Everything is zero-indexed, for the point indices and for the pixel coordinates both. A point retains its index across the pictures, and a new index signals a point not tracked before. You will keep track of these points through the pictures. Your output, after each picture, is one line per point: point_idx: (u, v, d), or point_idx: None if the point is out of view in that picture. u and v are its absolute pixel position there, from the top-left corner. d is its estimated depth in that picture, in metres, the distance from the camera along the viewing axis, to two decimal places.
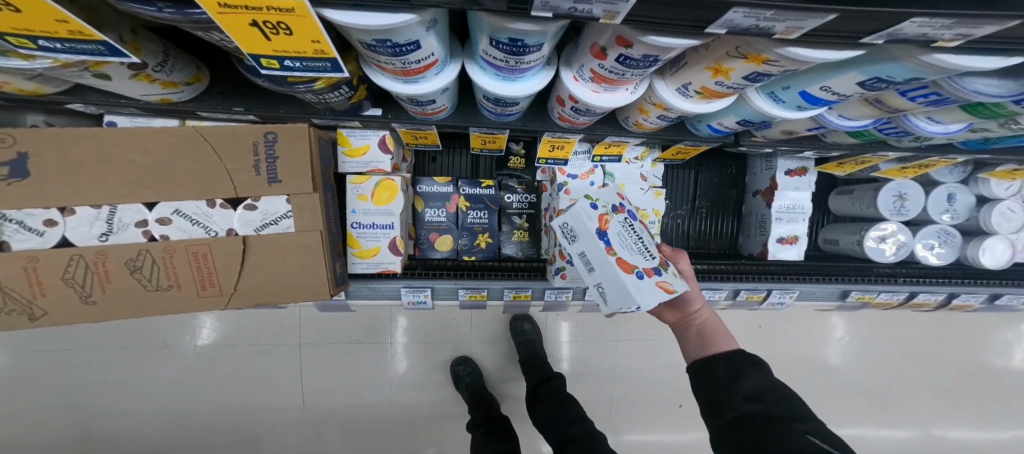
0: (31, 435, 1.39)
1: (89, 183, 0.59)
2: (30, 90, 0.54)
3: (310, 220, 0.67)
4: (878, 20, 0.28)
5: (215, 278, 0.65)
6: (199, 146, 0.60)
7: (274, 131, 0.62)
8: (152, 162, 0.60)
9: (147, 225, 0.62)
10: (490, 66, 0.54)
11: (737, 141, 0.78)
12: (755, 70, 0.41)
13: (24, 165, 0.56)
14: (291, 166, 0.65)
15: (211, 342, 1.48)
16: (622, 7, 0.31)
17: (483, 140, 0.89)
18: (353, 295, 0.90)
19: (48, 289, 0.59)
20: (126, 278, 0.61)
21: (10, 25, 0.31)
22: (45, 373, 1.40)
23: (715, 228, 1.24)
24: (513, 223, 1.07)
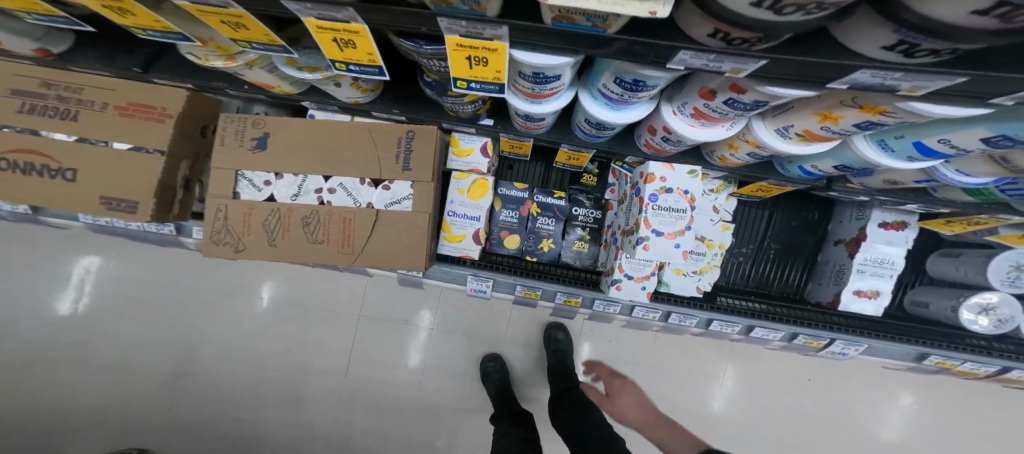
0: (151, 341, 1.72)
1: (294, 157, 0.81)
2: (286, 92, 0.77)
3: (424, 204, 0.82)
4: (1007, 85, 0.33)
5: (352, 239, 0.82)
6: (363, 136, 0.82)
7: (414, 130, 0.82)
8: (333, 146, 0.82)
9: (321, 192, 0.82)
10: (603, 97, 0.62)
11: (828, 185, 0.80)
12: (868, 119, 0.46)
13: (264, 141, 0.81)
14: (421, 158, 0.82)
15: (298, 295, 1.74)
16: (751, 65, 0.39)
17: (568, 156, 0.96)
18: (429, 274, 1.04)
19: (249, 230, 0.80)
20: (299, 230, 0.81)
21: (345, 57, 0.49)
22: (171, 294, 1.74)
23: (782, 272, 1.21)
24: (574, 234, 1.09)
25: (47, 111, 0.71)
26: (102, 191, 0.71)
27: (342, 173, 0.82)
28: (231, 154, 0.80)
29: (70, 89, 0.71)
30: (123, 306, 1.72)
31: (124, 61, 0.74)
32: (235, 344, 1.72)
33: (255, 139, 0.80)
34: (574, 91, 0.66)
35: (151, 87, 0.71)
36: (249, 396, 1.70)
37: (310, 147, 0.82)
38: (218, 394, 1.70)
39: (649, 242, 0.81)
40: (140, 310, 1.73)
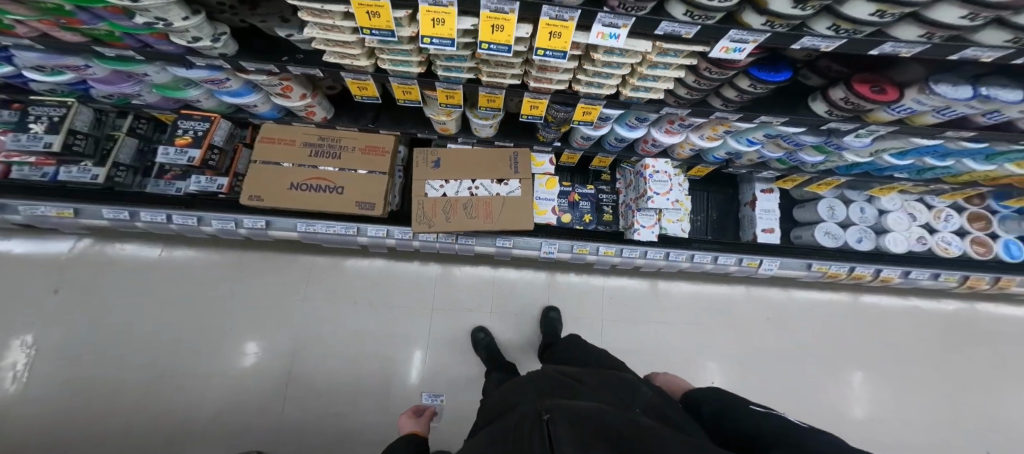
0: (242, 348, 1.96)
1: (455, 169, 1.46)
2: (449, 131, 1.42)
3: (527, 190, 1.47)
4: (752, 114, 1.10)
5: (490, 213, 1.43)
6: (491, 155, 1.48)
7: (518, 152, 1.50)
8: (475, 161, 1.47)
9: (471, 188, 1.45)
10: (628, 125, 1.36)
11: (727, 165, 1.58)
12: (727, 128, 1.25)
13: (439, 161, 1.46)
14: (524, 165, 1.49)
15: (376, 297, 2.12)
16: (683, 111, 1.14)
17: (600, 161, 1.69)
18: (517, 245, 1.66)
19: (436, 213, 1.41)
20: (462, 211, 1.43)
21: (531, 111, 1.22)
22: (268, 305, 2.05)
23: (723, 226, 1.96)
24: (603, 211, 1.72)
25: (324, 155, 1.33)
26: (359, 200, 1.32)
27: (482, 177, 1.46)
28: (422, 171, 1.44)
29: (333, 144, 1.34)
30: (225, 320, 2.00)
31: (363, 121, 1.39)
32: (323, 346, 2.00)
33: (433, 161, 1.46)
34: (611, 126, 1.39)
35: (380, 136, 1.38)
36: (335, 391, 1.93)
37: (466, 165, 1.46)
38: (308, 392, 1.92)
39: (653, 198, 1.50)
40: (239, 321, 2.00)
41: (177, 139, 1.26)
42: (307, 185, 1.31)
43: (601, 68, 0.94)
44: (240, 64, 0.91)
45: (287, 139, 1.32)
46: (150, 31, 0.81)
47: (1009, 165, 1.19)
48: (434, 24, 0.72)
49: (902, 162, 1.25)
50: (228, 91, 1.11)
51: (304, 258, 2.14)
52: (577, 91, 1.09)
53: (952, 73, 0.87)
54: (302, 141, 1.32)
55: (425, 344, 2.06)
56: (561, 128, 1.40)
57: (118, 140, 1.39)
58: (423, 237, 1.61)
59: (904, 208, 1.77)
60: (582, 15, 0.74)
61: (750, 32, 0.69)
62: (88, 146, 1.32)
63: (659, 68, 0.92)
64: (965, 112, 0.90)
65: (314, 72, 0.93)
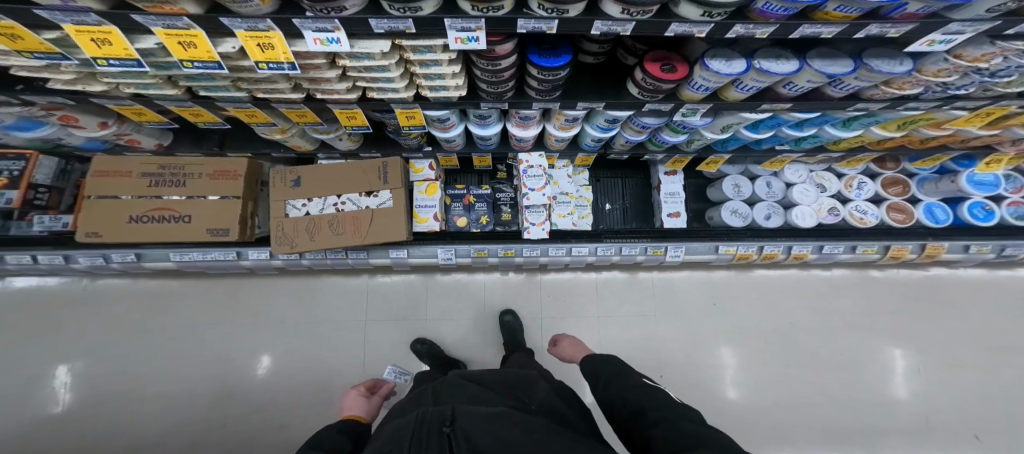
0: (135, 372, 1.81)
1: (317, 185, 1.39)
2: (304, 148, 1.37)
3: (398, 200, 1.39)
4: (569, 99, 1.03)
5: (358, 228, 1.38)
6: (356, 168, 1.41)
7: (387, 162, 1.41)
8: (336, 175, 1.40)
9: (336, 204, 1.39)
10: (478, 124, 1.27)
11: (605, 150, 1.49)
12: (567, 117, 1.16)
13: (299, 180, 1.39)
14: (393, 174, 1.40)
15: (284, 303, 1.94)
16: (502, 105, 1.07)
17: (479, 161, 1.58)
18: (411, 254, 1.60)
19: (299, 234, 1.37)
20: (328, 229, 1.37)
21: (352, 123, 1.10)
22: (166, 322, 1.89)
23: (643, 213, 1.83)
24: (500, 210, 1.64)
25: (165, 184, 1.29)
26: (209, 226, 1.30)
27: (347, 191, 1.39)
28: (282, 191, 1.38)
29: (178, 170, 1.31)
30: (111, 362, 1.81)
31: (207, 144, 1.37)
32: (230, 361, 1.84)
33: (292, 180, 1.39)
34: (465, 124, 1.31)
35: (226, 160, 1.33)
36: (252, 407, 1.77)
37: (330, 180, 1.40)
38: (223, 405, 1.78)
39: (528, 195, 1.44)
40: (135, 349, 1.84)
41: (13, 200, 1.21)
42: (149, 216, 1.29)
43: (366, 73, 0.84)
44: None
45: (121, 171, 1.28)
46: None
47: (876, 128, 1.15)
48: (100, 45, 0.63)
49: (762, 135, 1.19)
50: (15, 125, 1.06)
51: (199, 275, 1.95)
52: (379, 98, 0.99)
53: (730, 46, 0.83)
54: (140, 172, 1.29)
55: (345, 350, 1.88)
56: (415, 135, 1.35)
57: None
58: (311, 255, 1.57)
59: (816, 179, 1.66)
60: (281, 26, 0.64)
61: (463, 19, 0.65)
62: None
63: (432, 66, 0.85)
64: (759, 86, 0.87)
65: (53, 99, 0.88)
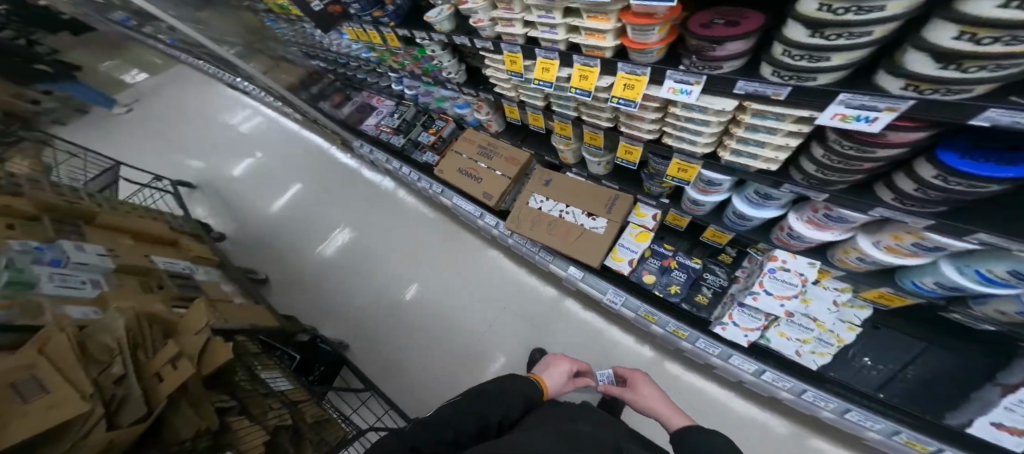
0: (391, 257, 3.02)
1: (558, 191, 1.67)
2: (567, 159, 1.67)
3: (609, 232, 1.53)
4: (962, 225, 0.69)
5: (569, 238, 1.58)
6: (592, 190, 1.61)
7: (619, 197, 1.55)
8: (575, 189, 1.64)
9: (564, 211, 1.63)
10: (749, 199, 1.14)
11: (948, 304, 0.97)
12: (915, 238, 0.81)
13: (549, 181, 1.71)
14: (619, 209, 1.54)
15: (472, 269, 2.76)
16: (819, 195, 0.86)
17: (713, 234, 1.45)
18: (590, 282, 1.79)
19: (527, 220, 1.69)
20: (547, 227, 1.64)
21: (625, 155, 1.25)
22: (417, 240, 3.03)
23: (941, 395, 1.17)
24: (698, 290, 1.55)
25: (485, 157, 1.93)
26: (487, 191, 1.83)
27: (577, 205, 1.61)
28: (534, 186, 1.73)
29: (492, 149, 1.92)
30: (386, 244, 3.08)
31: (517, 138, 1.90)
32: (428, 283, 2.80)
33: (545, 180, 1.72)
34: (732, 196, 1.20)
35: (519, 153, 1.84)
36: (423, 318, 2.67)
37: (569, 192, 1.65)
38: (412, 305, 2.74)
39: (755, 295, 1.27)
40: (397, 245, 3.05)
41: (422, 148, 2.31)
42: (466, 171, 1.94)
43: (684, 123, 0.93)
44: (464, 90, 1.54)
45: (471, 141, 2.00)
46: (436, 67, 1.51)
47: None
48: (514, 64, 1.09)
49: None
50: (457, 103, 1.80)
51: (444, 223, 3.04)
52: (669, 144, 1.08)
53: None
54: (480, 145, 1.96)
55: (485, 322, 2.51)
56: (665, 183, 1.39)
57: (408, 107, 2.44)
58: (515, 238, 2.03)
59: None
60: (656, 73, 0.83)
61: (763, 84, 0.68)
62: (399, 115, 2.43)
63: (762, 132, 0.80)
64: None
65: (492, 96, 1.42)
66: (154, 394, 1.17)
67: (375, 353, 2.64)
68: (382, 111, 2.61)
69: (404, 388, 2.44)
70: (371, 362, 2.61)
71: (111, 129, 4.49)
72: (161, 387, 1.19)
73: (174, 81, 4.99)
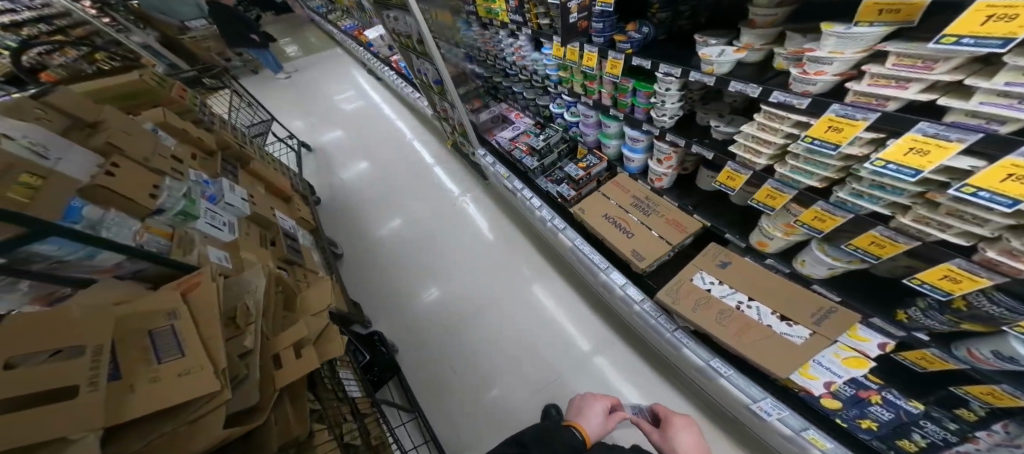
0: (464, 267, 2.92)
1: (737, 276, 1.32)
2: (763, 247, 1.27)
3: (811, 348, 1.12)
4: None
5: (744, 337, 1.22)
6: (789, 288, 1.22)
7: (835, 309, 1.13)
8: (764, 280, 1.27)
9: (741, 305, 1.27)
10: None
11: None
12: None
13: (727, 263, 1.35)
14: (834, 324, 1.11)
15: (545, 308, 2.52)
16: None
17: (980, 390, 0.91)
18: (730, 380, 1.39)
19: (687, 299, 1.35)
20: (714, 315, 1.28)
21: (936, 280, 0.81)
22: (494, 258, 2.91)
23: None
24: (904, 435, 1.10)
25: (640, 209, 1.64)
26: (636, 248, 1.53)
27: (763, 301, 1.24)
28: (704, 262, 1.39)
29: (651, 205, 1.63)
30: (463, 254, 3.01)
31: (686, 200, 1.58)
32: (496, 307, 2.61)
33: (722, 260, 1.36)
34: None
35: (689, 218, 1.52)
36: (482, 342, 2.45)
37: (755, 280, 1.28)
38: (473, 324, 2.56)
39: None
40: (473, 257, 2.97)
41: (548, 177, 2.14)
42: (614, 220, 1.66)
43: None
44: (668, 136, 1.33)
45: (624, 188, 1.74)
46: (647, 106, 1.37)
47: None
48: (828, 131, 0.76)
49: None
50: (632, 147, 1.64)
51: (527, 250, 2.90)
52: None
53: None
54: (634, 194, 1.69)
55: (550, 373, 2.22)
56: (972, 326, 0.82)
57: (557, 132, 2.20)
58: (647, 307, 1.61)
59: None
60: None
61: None
62: (544, 137, 2.19)
63: None
64: None
65: (707, 153, 1.20)
66: (270, 377, 1.08)
67: (425, 369, 2.43)
68: (515, 125, 2.52)
69: (446, 419, 2.16)
70: (419, 372, 2.41)
71: (271, 87, 5.18)
72: (282, 372, 1.10)
73: (330, 61, 5.67)
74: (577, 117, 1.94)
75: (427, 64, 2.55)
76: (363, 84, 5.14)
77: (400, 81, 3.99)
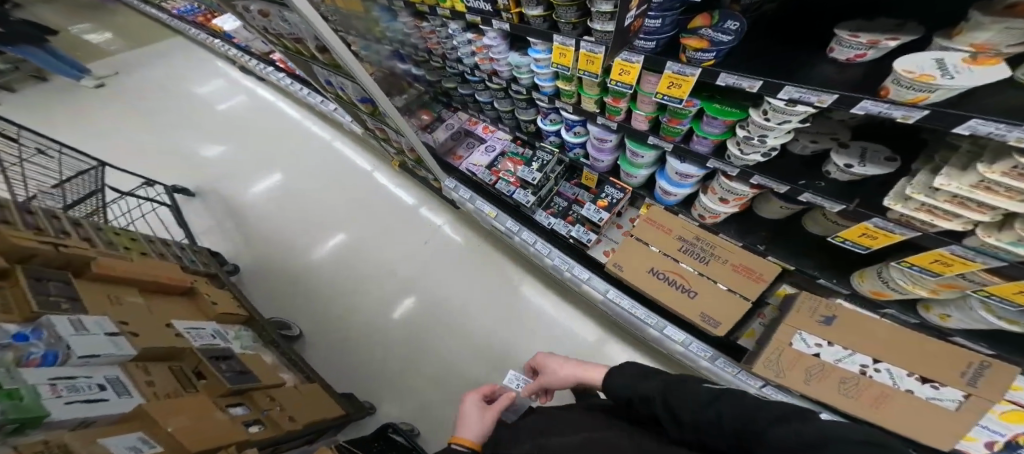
0: (445, 305, 2.49)
1: (853, 335, 1.01)
2: (878, 293, 0.99)
3: (968, 411, 0.90)
4: None
5: (879, 407, 0.98)
6: (921, 341, 0.94)
7: (988, 362, 0.87)
8: (887, 335, 0.97)
9: (865, 369, 1.00)
10: None
11: None
12: None
13: (832, 319, 1.03)
14: (993, 383, 0.87)
15: (555, 329, 2.27)
16: None
17: None
18: None
19: (794, 368, 1.06)
20: (836, 382, 1.02)
21: None
22: (474, 286, 2.52)
23: None
24: None
25: (692, 253, 1.31)
26: (705, 310, 1.24)
27: (894, 362, 0.97)
28: (802, 320, 1.06)
29: (705, 247, 1.30)
30: (438, 290, 2.55)
31: (749, 233, 1.28)
32: (503, 343, 2.29)
33: (825, 315, 1.04)
34: None
35: (762, 260, 1.21)
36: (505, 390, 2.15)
37: (876, 338, 0.98)
38: (487, 372, 2.22)
39: None
40: (452, 290, 2.54)
41: (548, 209, 1.84)
42: (666, 275, 1.33)
43: None
44: (754, 176, 1.00)
45: (665, 225, 1.38)
46: (722, 136, 1.02)
47: None
48: None
49: None
50: (672, 179, 1.34)
51: (510, 268, 2.53)
52: None
53: None
54: (678, 234, 1.35)
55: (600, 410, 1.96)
56: None
57: (550, 154, 1.81)
58: (719, 363, 1.29)
59: None
60: None
61: None
62: (538, 165, 1.81)
63: None
64: None
65: (839, 205, 0.87)
66: None
67: None
68: (489, 145, 2.12)
69: None
70: None
71: (96, 112, 3.72)
72: None
73: (178, 62, 4.23)
74: (583, 137, 1.59)
75: (342, 80, 1.88)
76: (241, 90, 3.95)
77: (303, 90, 3.12)
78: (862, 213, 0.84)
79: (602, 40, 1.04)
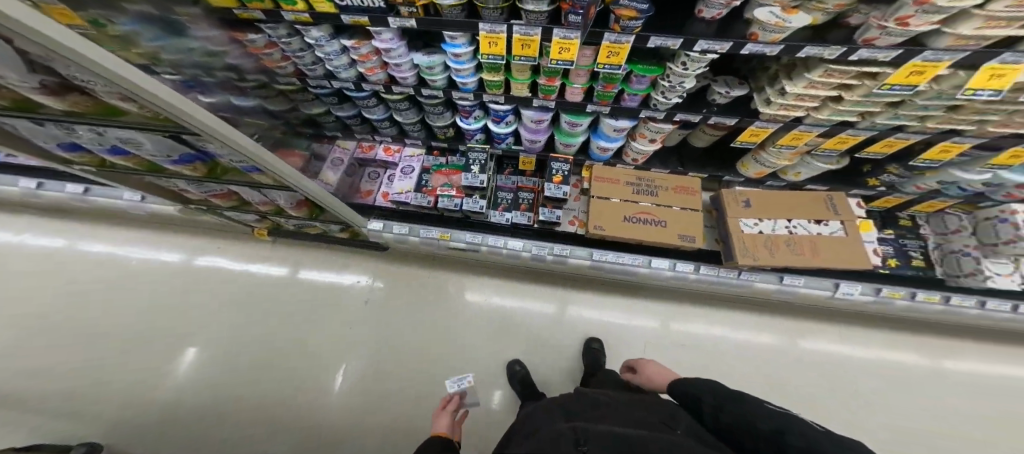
0: (396, 349, 2.20)
1: (769, 208, 1.49)
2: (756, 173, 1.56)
3: (851, 230, 1.44)
4: None
5: (814, 250, 1.42)
6: (799, 197, 1.52)
7: (832, 196, 1.52)
8: (784, 200, 1.51)
9: (789, 227, 1.46)
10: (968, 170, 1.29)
11: None
12: None
13: (749, 201, 1.50)
14: (843, 205, 1.49)
15: (518, 311, 2.28)
16: None
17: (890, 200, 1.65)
18: (806, 283, 1.66)
19: (758, 246, 1.43)
20: (785, 245, 1.43)
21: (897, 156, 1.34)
22: (417, 315, 2.29)
23: None
24: (911, 256, 1.71)
25: (642, 192, 1.59)
26: (677, 229, 1.53)
27: (799, 216, 1.47)
28: (734, 209, 1.50)
29: (647, 182, 1.61)
30: (381, 339, 2.22)
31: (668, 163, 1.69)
32: (479, 350, 2.18)
33: (742, 200, 1.51)
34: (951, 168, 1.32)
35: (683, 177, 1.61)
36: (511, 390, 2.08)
37: (778, 205, 1.49)
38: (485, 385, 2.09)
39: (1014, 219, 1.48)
40: (394, 331, 2.25)
41: (499, 206, 1.85)
42: (636, 217, 1.55)
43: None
44: (674, 114, 1.31)
45: (611, 178, 1.62)
46: (643, 91, 1.28)
47: None
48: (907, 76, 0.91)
49: None
50: (608, 136, 1.57)
51: (448, 278, 2.40)
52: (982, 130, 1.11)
53: None
54: (625, 180, 1.61)
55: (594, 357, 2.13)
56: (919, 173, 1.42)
57: (484, 152, 1.85)
58: (703, 270, 1.66)
59: None
60: None
61: None
62: (479, 166, 1.80)
63: None
64: None
65: (731, 119, 1.26)
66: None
67: None
68: (406, 168, 1.98)
69: None
70: None
71: None
72: None
73: None
74: (512, 126, 1.69)
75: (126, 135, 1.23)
76: None
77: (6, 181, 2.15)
78: (749, 121, 1.24)
79: (532, 21, 1.07)
